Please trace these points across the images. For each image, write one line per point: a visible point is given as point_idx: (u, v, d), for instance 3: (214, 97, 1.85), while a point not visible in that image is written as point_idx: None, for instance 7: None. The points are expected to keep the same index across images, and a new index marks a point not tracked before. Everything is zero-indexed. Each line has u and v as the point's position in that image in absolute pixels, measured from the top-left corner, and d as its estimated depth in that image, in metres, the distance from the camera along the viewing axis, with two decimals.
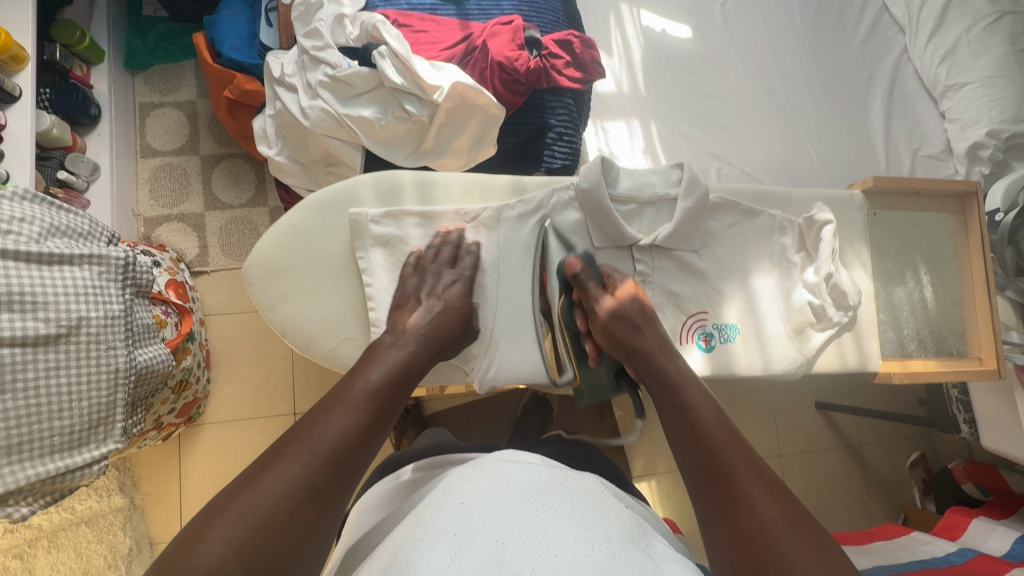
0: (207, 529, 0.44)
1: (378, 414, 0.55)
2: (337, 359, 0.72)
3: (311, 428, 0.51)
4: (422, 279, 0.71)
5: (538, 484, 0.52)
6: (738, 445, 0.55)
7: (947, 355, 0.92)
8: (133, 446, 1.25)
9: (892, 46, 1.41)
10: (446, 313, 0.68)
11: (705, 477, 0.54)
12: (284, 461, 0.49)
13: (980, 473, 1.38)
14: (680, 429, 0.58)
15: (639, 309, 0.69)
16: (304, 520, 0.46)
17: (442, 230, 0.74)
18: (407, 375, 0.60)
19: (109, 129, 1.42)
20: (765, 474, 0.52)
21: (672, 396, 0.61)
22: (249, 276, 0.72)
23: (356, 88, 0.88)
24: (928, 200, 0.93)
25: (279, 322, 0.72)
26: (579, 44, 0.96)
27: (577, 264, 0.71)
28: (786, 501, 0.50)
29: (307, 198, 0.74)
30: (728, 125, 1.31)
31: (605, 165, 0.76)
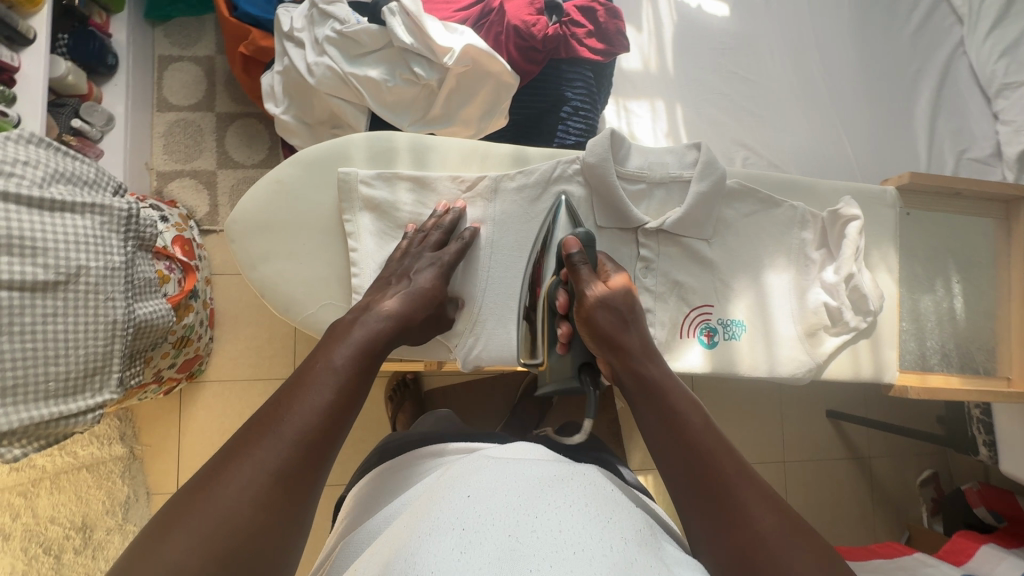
0: (173, 526, 0.42)
1: (347, 397, 0.52)
2: (318, 324, 0.70)
3: (275, 415, 0.49)
4: (401, 262, 0.67)
5: (549, 478, 0.50)
6: (728, 451, 0.54)
7: (973, 373, 0.85)
8: (133, 397, 1.26)
9: (947, 37, 1.31)
10: (416, 294, 0.63)
11: (699, 491, 0.52)
12: (247, 453, 0.46)
13: (995, 497, 1.32)
14: (666, 435, 0.55)
15: (630, 308, 0.63)
16: (276, 509, 0.44)
17: (440, 211, 0.70)
18: (372, 354, 0.57)
19: (126, 81, 1.41)
20: (760, 483, 0.51)
21: (657, 401, 0.58)
22: (232, 233, 0.70)
23: (364, 46, 0.84)
24: (968, 203, 0.86)
25: (260, 283, 0.69)
26: (603, 13, 0.90)
27: (574, 244, 0.65)
28: (786, 513, 0.49)
29: (297, 153, 0.71)
30: (759, 113, 1.23)
31: (615, 140, 0.71)
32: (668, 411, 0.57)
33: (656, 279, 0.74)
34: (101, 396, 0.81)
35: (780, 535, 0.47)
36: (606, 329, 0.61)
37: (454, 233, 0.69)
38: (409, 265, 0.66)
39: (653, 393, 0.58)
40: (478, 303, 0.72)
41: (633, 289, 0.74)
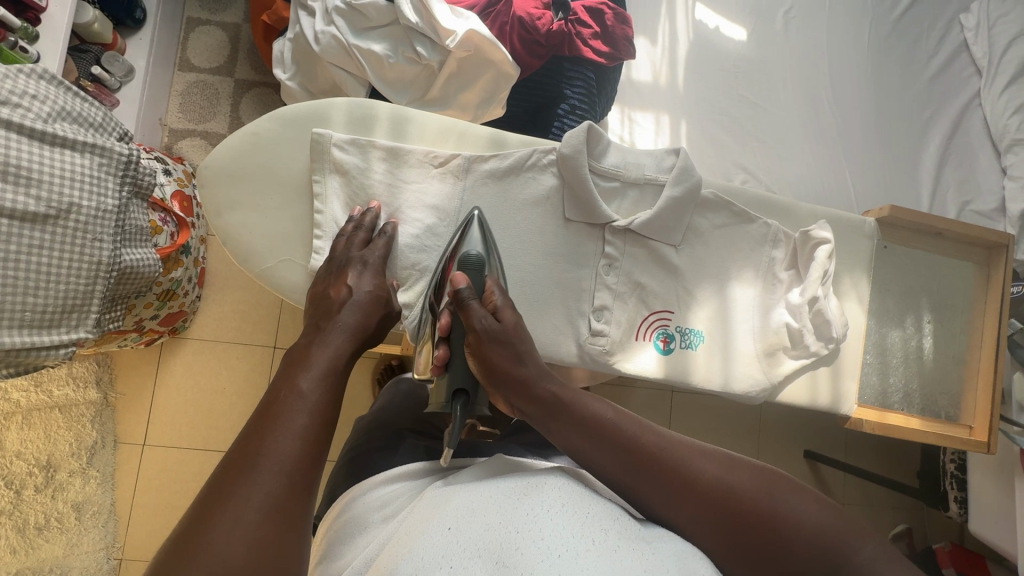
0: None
1: (323, 417, 0.49)
2: (273, 279, 0.70)
3: (251, 448, 0.45)
4: (331, 266, 0.66)
5: (525, 487, 0.47)
6: (646, 428, 0.55)
7: (935, 417, 0.84)
8: (112, 343, 1.27)
9: (964, 88, 1.31)
10: (355, 303, 0.61)
11: (647, 480, 0.51)
12: (224, 504, 0.42)
13: (965, 560, 1.30)
14: (591, 441, 0.54)
15: (519, 336, 0.61)
16: (276, 540, 0.41)
17: (356, 214, 0.69)
18: (338, 373, 0.53)
19: (152, 36, 1.44)
20: (684, 442, 0.54)
21: (568, 412, 0.56)
22: (202, 177, 0.71)
23: (370, 21, 0.85)
24: (947, 245, 0.85)
25: (223, 230, 0.70)
26: (612, 17, 0.91)
27: (462, 279, 0.63)
28: (717, 456, 0.53)
29: (277, 109, 0.72)
30: (764, 139, 1.23)
31: (593, 135, 0.71)
32: (578, 416, 0.55)
33: (617, 278, 0.74)
34: (76, 334, 0.82)
35: (724, 473, 0.51)
36: (499, 368, 0.59)
37: (376, 230, 0.69)
38: (343, 269, 0.65)
39: (561, 405, 0.57)
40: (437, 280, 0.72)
41: (594, 285, 0.74)
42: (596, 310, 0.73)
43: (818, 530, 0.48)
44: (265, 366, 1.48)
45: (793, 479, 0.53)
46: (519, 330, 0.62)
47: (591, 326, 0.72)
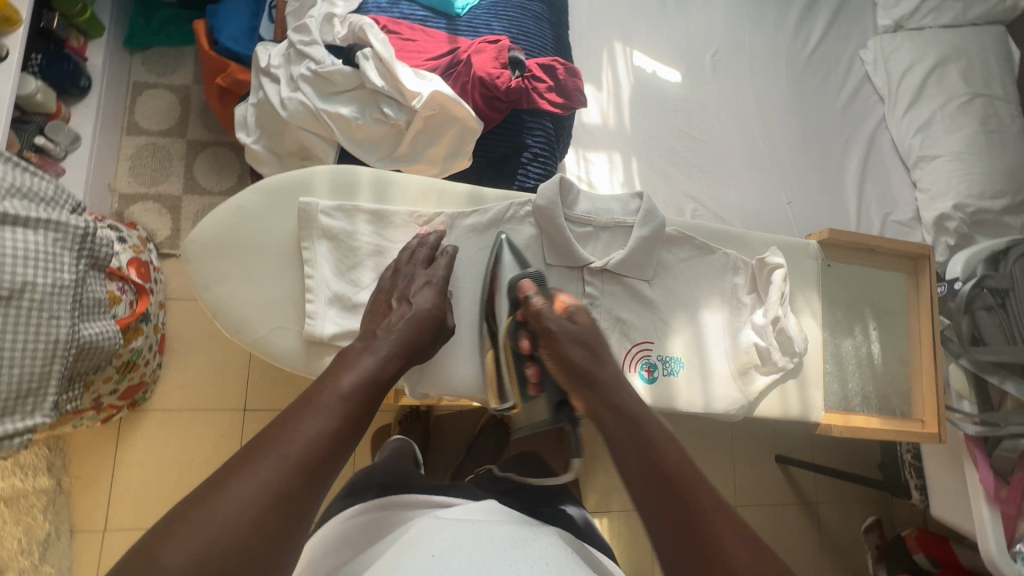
0: (176, 530, 0.41)
1: (353, 420, 0.52)
2: (266, 347, 0.70)
3: (284, 431, 0.48)
4: (396, 280, 0.70)
5: (512, 538, 0.50)
6: (701, 484, 0.52)
7: (891, 414, 0.92)
8: (66, 425, 1.19)
9: (871, 114, 1.48)
10: (416, 317, 0.64)
11: (672, 528, 0.49)
12: (247, 470, 0.45)
13: (932, 543, 1.41)
14: (639, 462, 0.54)
15: (593, 337, 0.67)
16: (276, 528, 0.43)
17: (421, 233, 0.74)
18: (377, 381, 0.57)
19: (98, 103, 1.42)
20: (736, 519, 0.50)
21: (634, 427, 0.57)
22: (188, 253, 0.71)
23: (337, 86, 0.89)
24: (881, 258, 0.95)
25: (212, 303, 0.70)
26: (563, 72, 0.98)
27: (530, 287, 0.69)
28: (762, 550, 0.48)
29: (261, 180, 0.73)
30: (708, 170, 1.34)
31: (565, 185, 0.77)
32: (640, 438, 0.56)
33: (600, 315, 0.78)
34: (32, 420, 0.78)
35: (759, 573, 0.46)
36: (575, 364, 0.64)
37: (439, 249, 0.73)
38: (412, 282, 0.68)
39: (625, 416, 0.59)
40: None
41: None
42: None
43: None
44: (236, 432, 1.42)
45: None
46: (591, 331, 0.68)
47: None
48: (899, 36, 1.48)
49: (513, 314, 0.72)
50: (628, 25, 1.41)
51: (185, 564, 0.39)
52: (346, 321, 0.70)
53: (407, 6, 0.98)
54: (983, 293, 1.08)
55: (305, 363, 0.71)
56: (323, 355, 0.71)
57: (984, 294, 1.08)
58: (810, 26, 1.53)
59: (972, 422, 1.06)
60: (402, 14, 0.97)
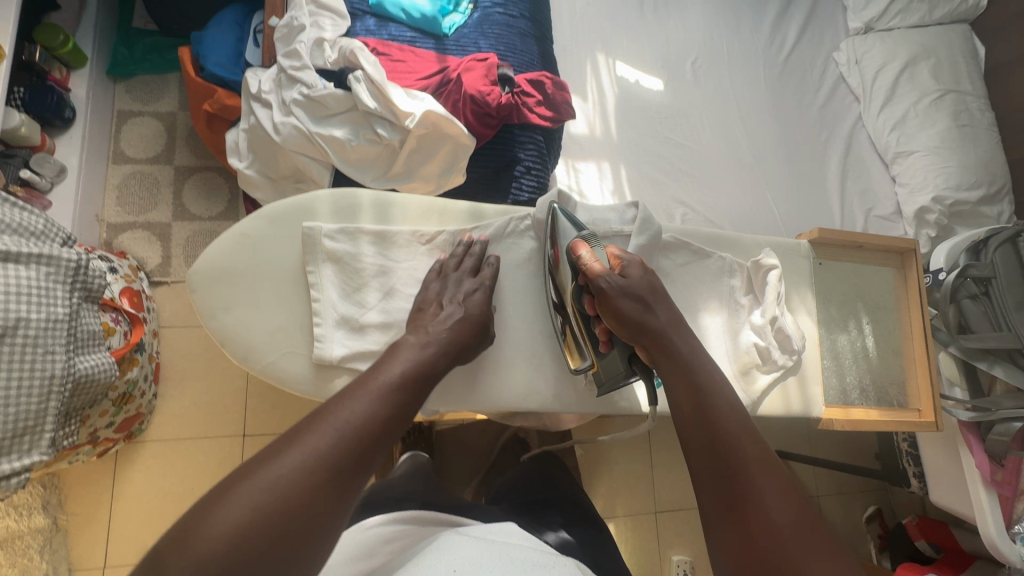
0: (236, 488, 0.45)
1: (397, 408, 0.56)
2: (276, 373, 0.70)
3: (335, 410, 0.52)
4: (444, 285, 0.72)
5: (534, 564, 0.51)
6: (750, 440, 0.60)
7: (889, 405, 0.95)
8: (62, 461, 1.17)
9: (847, 113, 1.53)
10: (463, 321, 0.68)
11: (715, 472, 0.58)
12: (301, 440, 0.49)
13: (933, 530, 1.44)
14: (693, 412, 0.63)
15: (646, 287, 0.72)
16: (325, 499, 0.47)
17: (466, 241, 0.77)
18: (424, 375, 0.61)
19: (82, 133, 1.41)
20: (780, 477, 0.56)
21: (688, 380, 0.66)
22: (193, 283, 0.71)
23: (330, 109, 0.89)
24: (870, 254, 0.97)
25: (219, 331, 0.70)
26: (551, 86, 1.00)
27: (584, 246, 0.73)
28: (805, 512, 0.53)
29: (264, 207, 0.73)
30: (694, 174, 1.37)
31: (562, 198, 0.81)
32: (701, 399, 0.64)
33: None
34: (29, 458, 0.77)
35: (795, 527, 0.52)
36: (631, 319, 0.69)
37: (484, 259, 0.76)
38: (462, 287, 0.72)
39: (683, 369, 0.67)
40: None
41: None
42: None
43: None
44: (235, 458, 1.40)
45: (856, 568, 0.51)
46: (645, 283, 0.72)
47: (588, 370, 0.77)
48: (870, 37, 1.53)
49: (574, 279, 0.74)
50: (608, 37, 1.44)
51: (242, 519, 0.43)
52: (355, 343, 0.70)
53: (395, 27, 1.00)
54: (966, 283, 1.11)
55: (315, 387, 0.71)
56: (333, 377, 0.71)
57: (968, 284, 1.11)
58: (784, 31, 1.58)
59: (966, 409, 1.09)
60: (391, 36, 0.99)
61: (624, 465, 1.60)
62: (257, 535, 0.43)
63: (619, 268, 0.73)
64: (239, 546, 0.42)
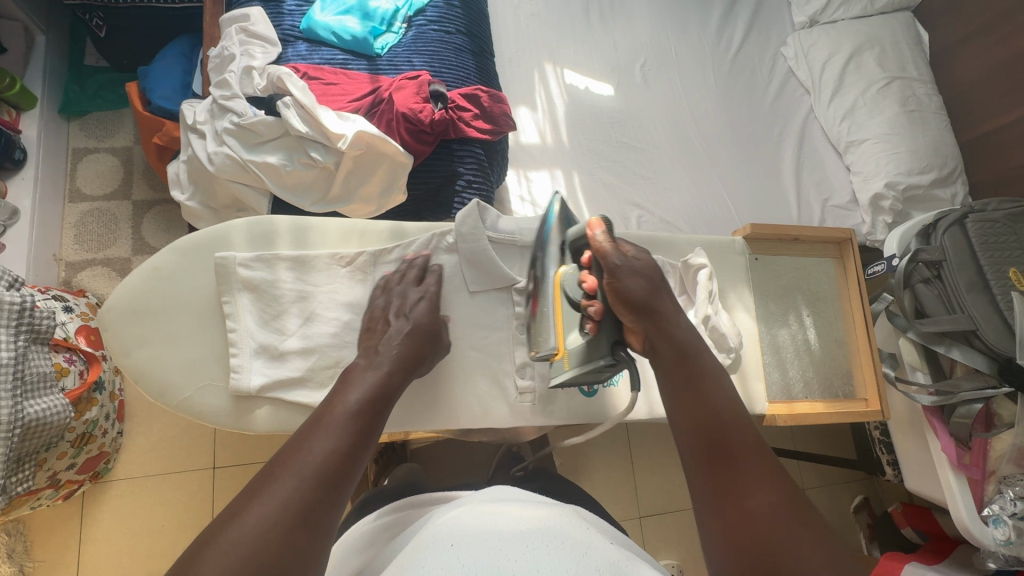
0: (206, 551, 0.44)
1: (359, 433, 0.56)
2: (193, 408, 0.71)
3: (292, 455, 0.52)
4: (388, 298, 0.75)
5: (534, 519, 0.54)
6: (743, 427, 0.61)
7: (835, 397, 0.96)
8: (23, 507, 1.14)
9: (799, 105, 1.54)
10: (415, 331, 0.70)
11: (709, 458, 0.59)
12: (266, 492, 0.48)
13: (917, 516, 1.41)
14: (688, 401, 0.65)
15: (654, 273, 0.75)
16: (300, 537, 0.46)
17: (409, 257, 0.79)
18: (381, 394, 0.61)
19: (35, 174, 1.40)
20: (770, 463, 0.58)
21: (681, 368, 0.68)
22: (104, 321, 0.71)
23: (261, 136, 0.89)
24: (808, 246, 1.00)
25: (132, 368, 0.70)
26: (488, 99, 1.00)
27: (598, 226, 0.77)
28: (794, 496, 0.55)
29: (175, 240, 0.74)
30: (649, 176, 1.37)
31: (482, 210, 0.83)
32: (697, 391, 0.65)
33: None
34: None
35: (780, 509, 0.53)
36: (638, 299, 0.72)
37: (428, 269, 0.80)
38: (386, 307, 0.73)
39: (686, 359, 0.69)
40: None
41: (510, 345, 0.84)
42: (520, 368, 0.83)
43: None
44: (206, 491, 1.38)
45: (840, 546, 0.52)
46: (652, 268, 0.75)
47: (518, 385, 0.82)
48: (815, 30, 1.55)
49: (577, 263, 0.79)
50: (556, 46, 1.45)
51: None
52: (274, 371, 0.72)
53: (327, 50, 1.00)
54: (919, 267, 1.10)
55: (235, 420, 0.72)
56: (252, 407, 0.73)
57: (920, 268, 1.10)
58: (731, 31, 1.60)
59: (928, 393, 1.08)
60: (323, 59, 0.99)
61: (604, 470, 1.58)
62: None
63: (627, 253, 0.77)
64: None
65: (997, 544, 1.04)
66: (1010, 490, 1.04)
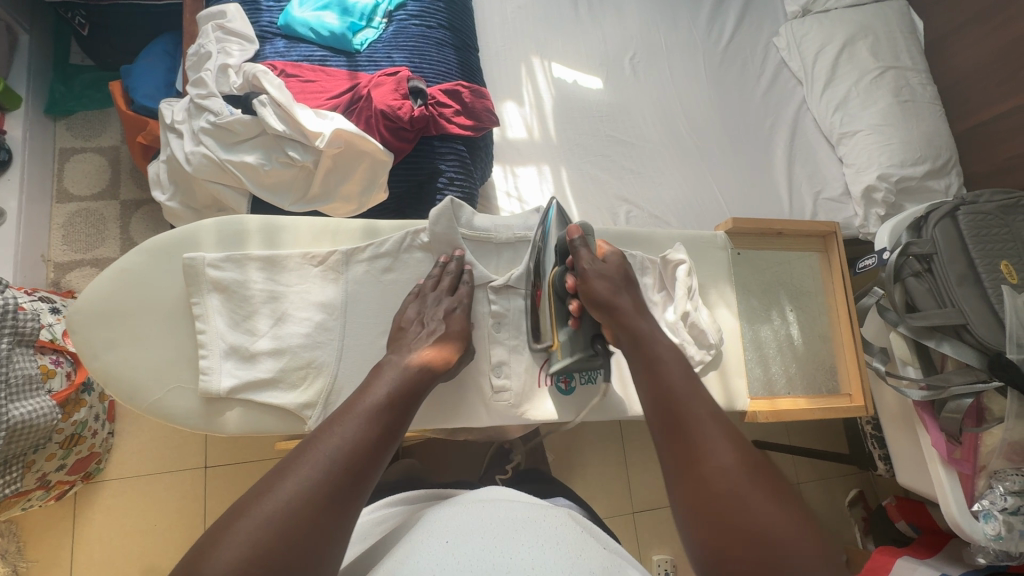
0: (228, 530, 0.43)
1: (386, 424, 0.55)
2: (162, 409, 0.73)
3: (321, 437, 0.51)
4: (422, 304, 0.76)
5: (535, 514, 0.54)
6: (699, 397, 0.60)
7: (820, 393, 0.96)
8: (15, 508, 1.14)
9: (792, 97, 1.52)
10: (447, 335, 0.71)
11: (668, 432, 0.58)
12: (294, 470, 0.48)
13: (911, 509, 1.40)
14: (648, 377, 0.64)
15: (621, 273, 0.75)
16: (323, 521, 0.45)
17: (443, 261, 0.81)
18: (412, 390, 0.61)
19: (20, 174, 1.39)
20: (727, 428, 0.56)
21: (642, 347, 0.67)
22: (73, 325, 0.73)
23: (238, 135, 0.88)
24: (791, 241, 0.99)
25: (102, 371, 0.72)
26: (468, 94, 0.99)
27: (575, 231, 0.77)
28: (752, 458, 0.53)
29: (142, 241, 0.76)
30: (638, 170, 1.36)
31: (456, 207, 0.82)
32: (655, 368, 0.64)
33: (507, 333, 0.84)
34: None
35: (740, 470, 0.52)
36: (601, 298, 0.72)
37: (461, 278, 0.80)
38: None
39: (643, 345, 0.68)
40: (333, 373, 0.76)
41: (488, 343, 0.84)
42: (496, 367, 0.83)
43: (793, 562, 0.46)
44: (198, 491, 1.38)
45: (801, 505, 0.50)
46: (620, 270, 0.76)
47: (494, 382, 0.82)
48: (808, 20, 1.52)
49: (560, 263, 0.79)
50: (543, 40, 1.43)
51: (238, 561, 0.41)
52: (244, 373, 0.73)
53: (305, 47, 0.99)
54: (909, 260, 1.09)
55: (204, 421, 0.74)
56: (223, 410, 0.74)
57: (911, 261, 1.09)
58: (722, 22, 1.57)
59: (919, 388, 1.06)
60: (301, 56, 0.98)
61: (597, 466, 1.58)
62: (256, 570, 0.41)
63: (602, 256, 0.78)
64: None
65: (988, 539, 1.03)
66: (1001, 485, 1.02)
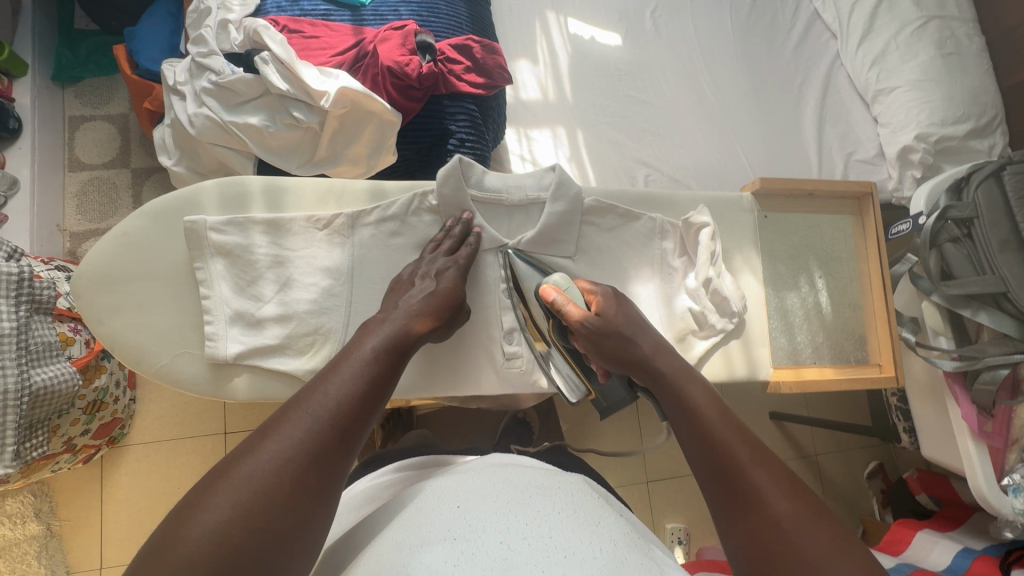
0: (216, 487, 0.42)
1: (370, 379, 0.54)
2: (169, 375, 0.72)
3: (308, 396, 0.50)
4: (418, 264, 0.74)
5: (542, 481, 0.52)
6: (759, 460, 0.52)
7: (845, 362, 0.93)
8: (44, 470, 1.18)
9: (824, 52, 1.42)
10: (440, 292, 0.69)
11: (727, 504, 0.51)
12: (276, 429, 0.47)
13: (934, 483, 1.37)
14: (692, 435, 0.57)
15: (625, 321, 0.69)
16: (310, 479, 0.44)
17: (447, 225, 0.78)
18: (398, 344, 0.60)
19: (32, 143, 1.38)
20: (795, 499, 0.49)
21: (677, 399, 0.61)
22: (77, 291, 0.72)
23: (241, 95, 0.85)
24: (823, 202, 0.95)
25: (107, 336, 0.71)
26: (479, 50, 0.94)
27: (551, 291, 0.71)
28: (831, 535, 0.46)
29: (144, 206, 0.74)
30: (659, 133, 1.29)
31: (464, 166, 0.78)
32: (701, 425, 0.57)
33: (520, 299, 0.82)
34: None
35: (817, 556, 0.44)
36: (624, 355, 0.67)
37: (464, 241, 0.78)
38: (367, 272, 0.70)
39: (681, 395, 0.61)
40: (341, 339, 0.75)
41: (499, 310, 0.82)
42: (508, 334, 0.81)
43: None
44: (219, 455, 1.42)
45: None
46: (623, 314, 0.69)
47: (505, 350, 0.81)
48: None
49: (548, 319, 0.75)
50: None
51: (224, 521, 0.40)
52: (251, 338, 0.73)
53: (307, 2, 0.95)
54: (948, 225, 1.03)
55: (212, 387, 0.73)
56: (230, 377, 0.74)
57: (950, 226, 1.03)
58: None
59: (950, 358, 1.01)
60: (303, 11, 0.94)
61: (613, 436, 1.57)
62: (244, 531, 0.40)
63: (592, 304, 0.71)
64: (236, 539, 0.39)
65: (1014, 513, 0.98)
66: None
